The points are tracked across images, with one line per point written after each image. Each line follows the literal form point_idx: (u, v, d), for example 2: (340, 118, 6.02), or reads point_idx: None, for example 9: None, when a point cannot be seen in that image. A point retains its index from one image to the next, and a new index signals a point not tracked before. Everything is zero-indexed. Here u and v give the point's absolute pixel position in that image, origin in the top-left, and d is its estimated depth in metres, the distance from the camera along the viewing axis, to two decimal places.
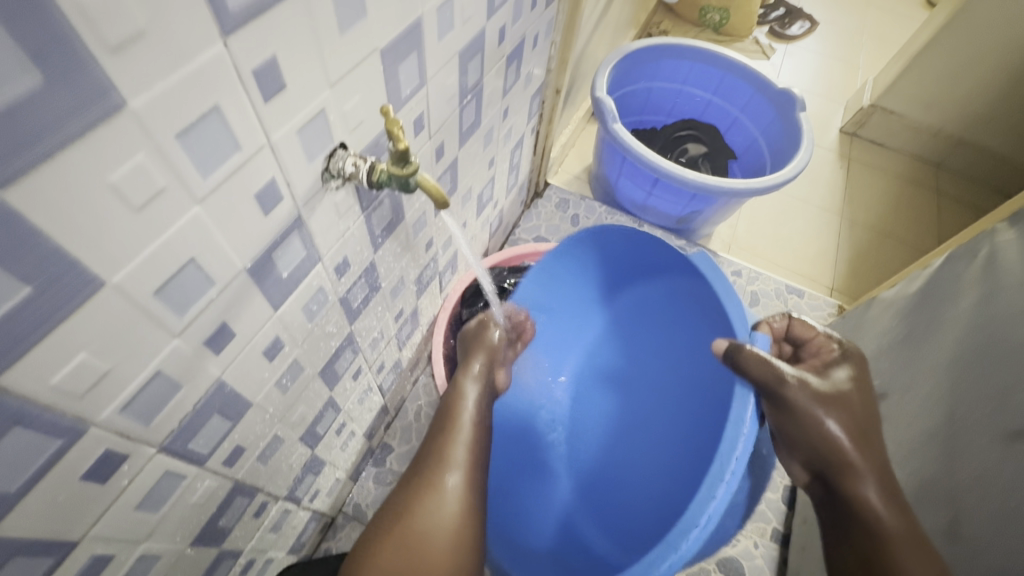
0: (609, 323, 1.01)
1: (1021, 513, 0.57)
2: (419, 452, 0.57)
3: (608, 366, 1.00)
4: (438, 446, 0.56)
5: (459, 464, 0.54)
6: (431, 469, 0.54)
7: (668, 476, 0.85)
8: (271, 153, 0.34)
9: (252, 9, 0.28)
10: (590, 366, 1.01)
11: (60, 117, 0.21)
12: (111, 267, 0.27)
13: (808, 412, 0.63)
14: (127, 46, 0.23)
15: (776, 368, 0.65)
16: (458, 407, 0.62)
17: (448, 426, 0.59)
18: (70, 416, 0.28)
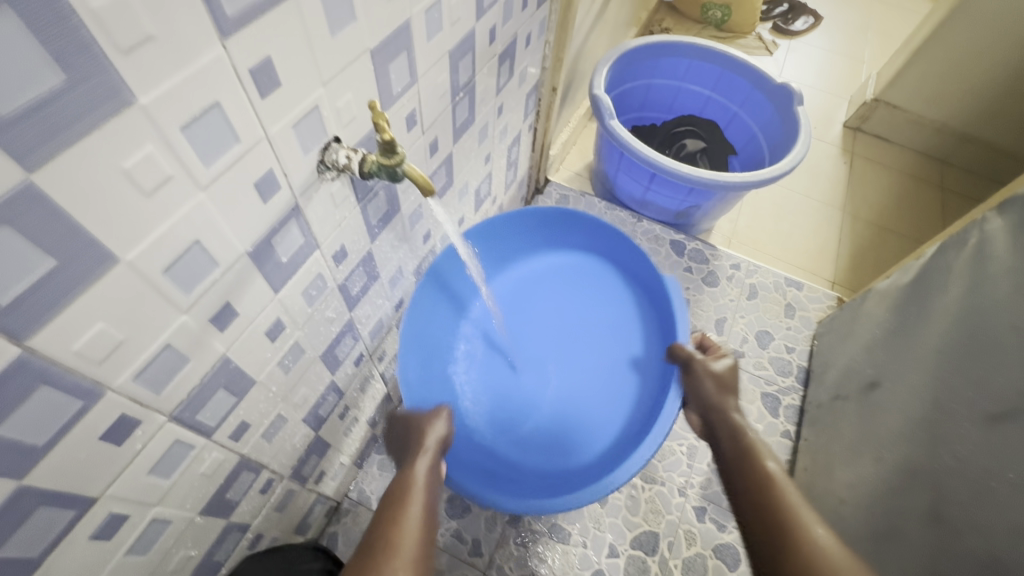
0: (562, 256, 0.95)
1: (992, 496, 0.61)
2: (358, 556, 0.53)
3: (552, 295, 0.92)
4: (382, 544, 0.53)
5: (407, 564, 0.51)
6: (378, 561, 0.51)
7: (607, 420, 0.82)
8: (268, 145, 0.37)
9: (247, 15, 0.31)
10: (528, 292, 0.92)
11: (79, 112, 0.25)
12: (125, 246, 0.30)
13: (693, 373, 0.78)
14: (137, 48, 0.26)
15: (687, 351, 0.80)
16: (408, 496, 0.60)
17: (394, 520, 0.56)
18: (89, 380, 0.32)
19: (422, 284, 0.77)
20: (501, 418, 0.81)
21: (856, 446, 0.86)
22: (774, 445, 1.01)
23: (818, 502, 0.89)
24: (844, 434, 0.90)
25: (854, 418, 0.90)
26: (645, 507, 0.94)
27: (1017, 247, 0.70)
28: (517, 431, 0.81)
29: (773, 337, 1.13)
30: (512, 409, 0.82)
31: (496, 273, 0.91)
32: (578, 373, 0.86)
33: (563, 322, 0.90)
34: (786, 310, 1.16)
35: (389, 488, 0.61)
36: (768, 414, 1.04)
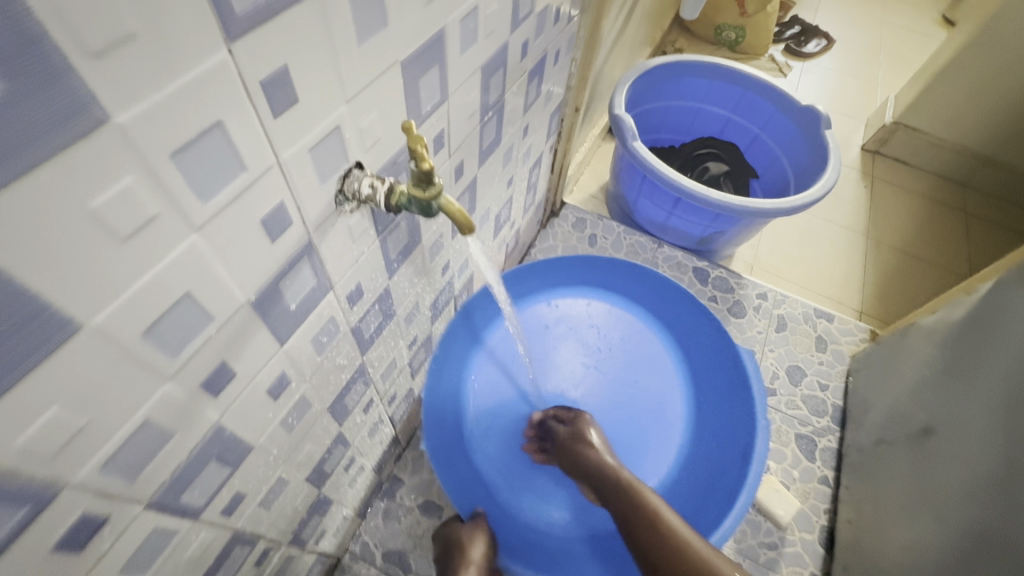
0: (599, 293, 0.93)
1: None
2: None
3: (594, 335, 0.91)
4: None
5: None
6: None
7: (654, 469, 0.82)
8: (280, 174, 0.31)
9: (260, 13, 0.24)
10: (566, 330, 0.91)
11: (26, 136, 0.18)
12: (92, 306, 0.23)
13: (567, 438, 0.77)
14: (112, 50, 0.19)
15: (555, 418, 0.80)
16: None
17: None
18: (38, 480, 0.24)
19: (455, 321, 0.79)
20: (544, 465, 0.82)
21: (911, 501, 0.79)
22: (813, 493, 0.93)
23: (865, 560, 0.81)
24: (893, 486, 0.84)
25: (905, 468, 0.83)
26: None
27: None
28: (563, 478, 0.82)
29: (805, 373, 1.06)
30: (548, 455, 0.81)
31: (530, 312, 0.90)
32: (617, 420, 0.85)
33: (607, 366, 0.89)
34: (818, 344, 1.09)
35: None
36: (804, 458, 0.96)
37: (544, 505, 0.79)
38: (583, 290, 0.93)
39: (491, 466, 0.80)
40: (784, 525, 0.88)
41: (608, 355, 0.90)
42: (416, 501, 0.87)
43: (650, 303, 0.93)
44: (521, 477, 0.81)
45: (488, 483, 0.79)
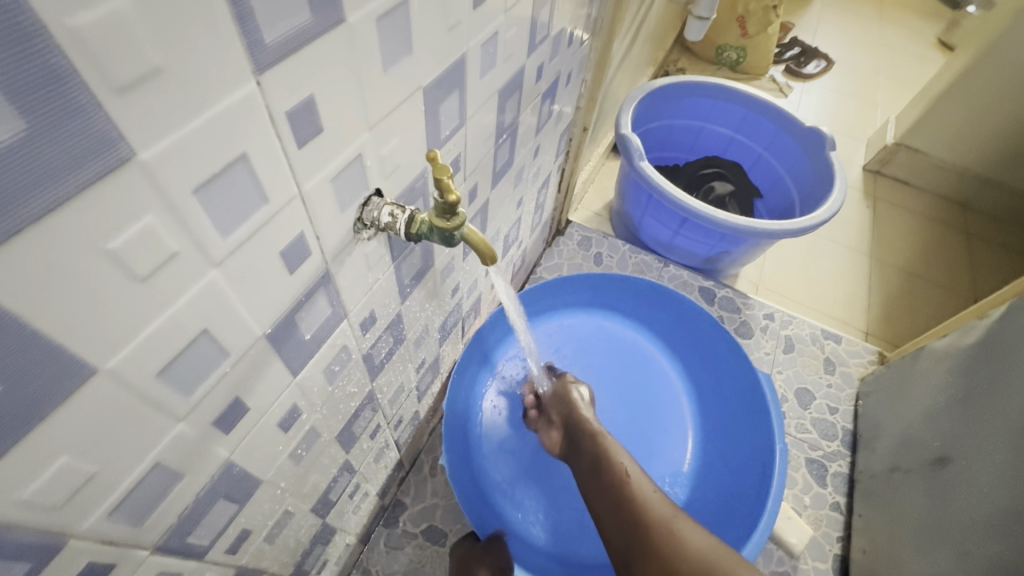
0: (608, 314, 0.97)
1: None
2: None
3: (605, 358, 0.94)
4: None
5: None
6: None
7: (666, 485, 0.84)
8: (301, 205, 0.30)
9: (290, 43, 0.23)
10: (576, 349, 0.94)
11: (45, 178, 0.17)
12: (106, 350, 0.22)
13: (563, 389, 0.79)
14: (139, 86, 0.18)
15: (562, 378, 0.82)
16: None
17: None
18: (41, 533, 0.23)
19: (471, 345, 0.81)
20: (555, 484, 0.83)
21: (928, 532, 0.78)
22: (825, 520, 0.91)
23: None
24: (909, 515, 0.82)
25: (921, 498, 0.82)
26: None
27: None
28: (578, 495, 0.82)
29: (814, 396, 1.04)
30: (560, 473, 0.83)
31: (544, 333, 0.94)
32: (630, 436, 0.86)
33: (617, 384, 0.91)
34: (826, 366, 1.08)
35: None
36: (815, 484, 0.95)
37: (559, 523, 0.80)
38: (592, 309, 0.96)
39: (505, 483, 0.82)
40: (797, 554, 0.86)
41: (617, 373, 0.92)
42: (420, 527, 0.85)
43: (656, 323, 0.96)
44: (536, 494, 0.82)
45: (503, 501, 0.80)
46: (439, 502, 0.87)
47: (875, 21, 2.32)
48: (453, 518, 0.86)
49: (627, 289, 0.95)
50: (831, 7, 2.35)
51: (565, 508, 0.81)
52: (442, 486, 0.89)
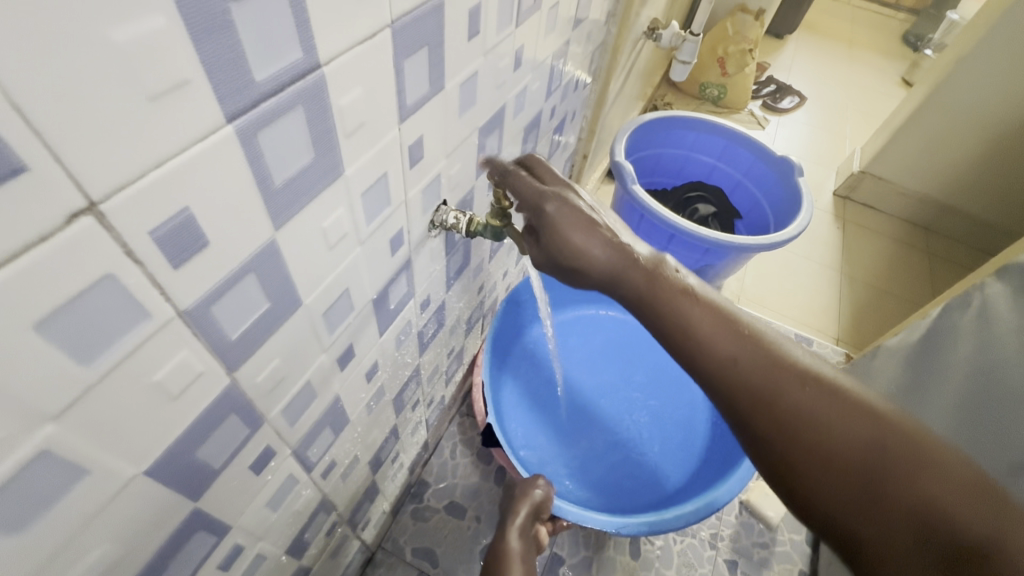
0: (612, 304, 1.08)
1: None
2: None
3: (614, 343, 1.05)
4: None
5: None
6: None
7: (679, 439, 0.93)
8: (404, 208, 0.43)
9: (417, 104, 0.38)
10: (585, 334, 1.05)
11: (312, 184, 0.30)
12: (307, 291, 0.35)
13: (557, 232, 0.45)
14: (355, 133, 0.32)
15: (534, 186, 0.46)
16: (507, 557, 0.66)
17: (501, 565, 0.65)
18: (257, 411, 0.35)
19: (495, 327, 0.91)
20: (574, 445, 0.92)
21: None
22: None
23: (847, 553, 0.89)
24: None
25: None
26: (678, 560, 0.95)
27: (1019, 310, 0.79)
28: (600, 452, 0.92)
29: None
30: (583, 434, 0.93)
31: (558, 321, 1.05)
32: (641, 402, 0.97)
33: (626, 359, 1.03)
34: None
35: (488, 562, 0.67)
36: None
37: (587, 476, 0.89)
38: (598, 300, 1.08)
39: (533, 444, 0.92)
40: (775, 526, 0.99)
41: (626, 351, 1.04)
42: (442, 503, 0.96)
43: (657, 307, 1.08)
44: (562, 452, 0.91)
45: (534, 458, 0.90)
46: (459, 482, 0.99)
47: (844, 61, 2.55)
48: (471, 495, 0.97)
49: None
50: (804, 48, 2.58)
51: (590, 465, 0.91)
52: (461, 468, 1.00)
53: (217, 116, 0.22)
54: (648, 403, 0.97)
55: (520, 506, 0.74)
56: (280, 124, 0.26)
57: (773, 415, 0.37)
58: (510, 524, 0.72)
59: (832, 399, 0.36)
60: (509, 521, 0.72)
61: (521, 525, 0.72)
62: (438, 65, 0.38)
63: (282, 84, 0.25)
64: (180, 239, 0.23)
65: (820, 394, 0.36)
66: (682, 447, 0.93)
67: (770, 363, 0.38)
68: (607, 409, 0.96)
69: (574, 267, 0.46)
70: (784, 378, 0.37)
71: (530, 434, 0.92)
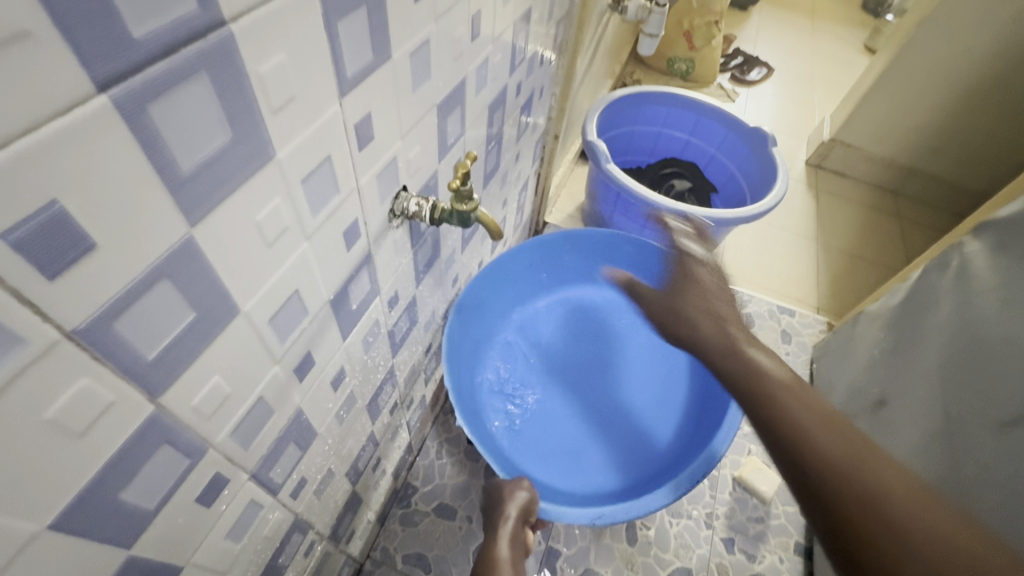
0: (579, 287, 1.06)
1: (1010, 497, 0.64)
2: None
3: (590, 320, 1.02)
4: None
5: None
6: None
7: (656, 419, 0.91)
8: (357, 196, 0.39)
9: (360, 76, 0.33)
10: (551, 319, 1.02)
11: (235, 168, 0.26)
12: (245, 296, 0.30)
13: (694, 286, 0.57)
14: (283, 107, 0.27)
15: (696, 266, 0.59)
16: (499, 564, 0.60)
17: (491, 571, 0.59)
18: (200, 436, 0.31)
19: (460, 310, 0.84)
20: (555, 426, 0.89)
21: None
22: None
23: None
24: None
25: None
26: (675, 542, 0.93)
27: (998, 267, 0.79)
28: (577, 440, 0.88)
29: None
30: (556, 423, 0.89)
31: (534, 301, 1.03)
32: (616, 383, 0.94)
33: (598, 339, 0.99)
34: (783, 337, 1.22)
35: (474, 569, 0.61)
36: None
37: (565, 467, 0.85)
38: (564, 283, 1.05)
39: (506, 434, 0.87)
40: (769, 500, 0.98)
41: (599, 333, 1.00)
42: (431, 505, 0.92)
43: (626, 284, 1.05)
44: (537, 443, 0.87)
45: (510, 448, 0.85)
46: (447, 482, 0.95)
47: (807, 30, 2.55)
48: (461, 495, 0.94)
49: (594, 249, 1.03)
50: (768, 19, 2.57)
51: (566, 454, 0.87)
52: (449, 468, 0.97)
53: (85, 86, 0.17)
54: (628, 378, 0.95)
55: (509, 506, 0.70)
56: (178, 96, 0.21)
57: (822, 457, 0.39)
58: (500, 527, 0.67)
59: (874, 455, 0.38)
60: (499, 527, 0.66)
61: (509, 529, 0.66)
62: (382, 28, 0.33)
63: (173, 45, 0.20)
64: (53, 244, 0.19)
65: (927, 501, 0.35)
66: (661, 427, 0.90)
67: (825, 417, 0.41)
68: (587, 386, 0.94)
69: (678, 317, 0.56)
70: (835, 432, 0.40)
71: (504, 424, 0.88)
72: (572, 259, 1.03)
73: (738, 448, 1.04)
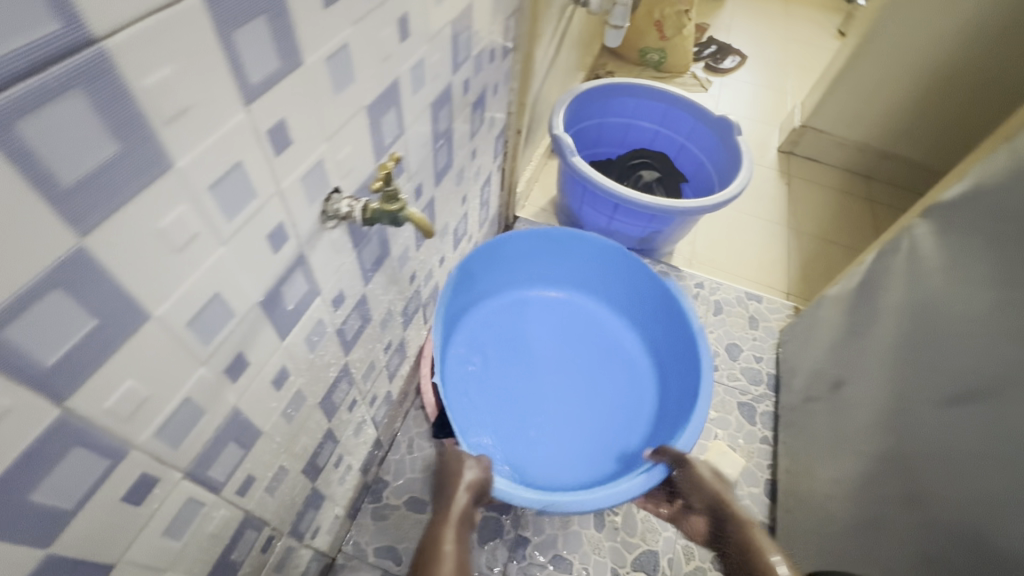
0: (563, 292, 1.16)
1: (947, 466, 0.67)
2: None
3: (572, 326, 1.11)
4: None
5: None
6: None
7: (616, 426, 0.97)
8: (279, 199, 0.40)
9: (268, 83, 0.34)
10: (534, 316, 1.11)
11: (127, 178, 0.26)
12: (156, 301, 0.31)
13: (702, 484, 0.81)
14: (178, 117, 0.28)
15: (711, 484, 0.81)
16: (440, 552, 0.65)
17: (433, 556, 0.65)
18: (118, 438, 0.32)
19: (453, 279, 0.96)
20: (514, 407, 0.97)
21: (834, 444, 0.90)
22: (756, 452, 1.05)
23: (805, 504, 0.91)
24: (815, 434, 0.95)
25: (826, 419, 0.95)
26: (642, 527, 0.95)
27: (941, 247, 0.80)
28: (539, 431, 0.95)
29: (741, 349, 1.19)
30: (521, 410, 0.97)
31: (527, 292, 1.15)
32: (584, 384, 1.02)
33: (572, 342, 1.08)
34: (750, 322, 1.24)
35: (421, 550, 0.67)
36: (746, 423, 1.09)
37: (520, 449, 0.92)
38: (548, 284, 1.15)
39: (474, 408, 0.95)
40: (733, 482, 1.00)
41: (576, 338, 1.09)
42: (402, 499, 0.94)
43: (607, 297, 1.14)
44: (501, 423, 0.95)
45: (475, 421, 0.94)
46: (418, 476, 0.97)
47: (782, 17, 2.56)
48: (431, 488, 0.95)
49: (579, 256, 1.12)
50: (742, 7, 2.58)
51: (525, 442, 0.93)
52: (420, 462, 0.98)
53: None
54: (591, 384, 1.02)
55: (460, 484, 0.74)
56: (52, 113, 0.22)
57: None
58: (448, 509, 0.72)
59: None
60: (448, 510, 0.72)
61: (457, 512, 0.72)
62: (287, 35, 0.34)
63: (37, 64, 0.21)
64: None
65: None
66: (618, 432, 0.97)
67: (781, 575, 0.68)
68: (551, 378, 1.01)
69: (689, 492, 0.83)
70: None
71: (474, 401, 0.96)
72: (559, 263, 1.13)
73: (705, 433, 1.07)
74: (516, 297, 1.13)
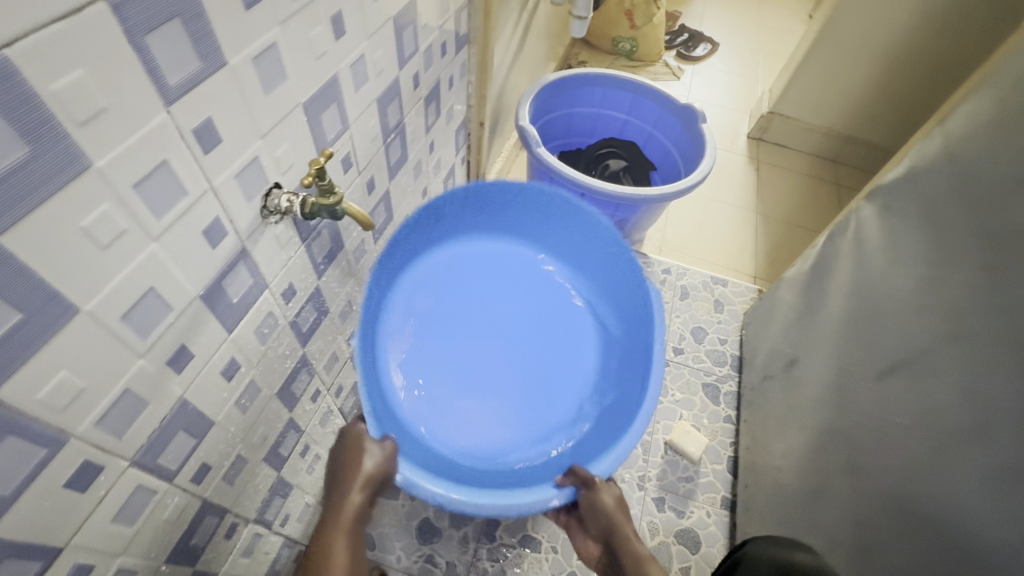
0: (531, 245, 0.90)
1: (883, 436, 0.71)
2: None
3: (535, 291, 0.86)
4: None
5: None
6: None
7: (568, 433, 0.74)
8: (213, 196, 0.41)
9: (189, 83, 0.35)
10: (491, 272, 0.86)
11: (43, 179, 0.28)
12: (84, 296, 0.33)
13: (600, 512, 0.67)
14: (92, 119, 0.30)
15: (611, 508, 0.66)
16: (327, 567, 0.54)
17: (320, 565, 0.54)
18: (54, 427, 0.34)
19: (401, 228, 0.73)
20: (449, 385, 0.75)
21: (786, 417, 0.94)
22: (719, 431, 1.09)
23: (762, 478, 0.94)
24: (770, 410, 1.00)
25: (780, 396, 0.99)
26: None
27: (883, 228, 0.83)
28: (477, 429, 0.73)
29: (706, 332, 1.23)
30: (455, 397, 0.75)
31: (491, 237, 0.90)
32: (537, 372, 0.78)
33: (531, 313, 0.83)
34: (715, 306, 1.27)
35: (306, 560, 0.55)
36: (710, 403, 1.12)
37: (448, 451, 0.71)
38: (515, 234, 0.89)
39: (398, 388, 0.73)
40: (696, 460, 1.04)
41: (538, 306, 0.84)
42: None
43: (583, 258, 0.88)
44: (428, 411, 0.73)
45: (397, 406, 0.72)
46: None
47: (754, 4, 2.58)
48: None
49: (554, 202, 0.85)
50: None
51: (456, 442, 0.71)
52: None
53: None
54: (545, 371, 0.78)
55: (352, 481, 0.58)
56: None
57: None
58: (340, 511, 0.57)
59: None
60: (339, 515, 0.57)
61: (349, 517, 0.57)
62: (205, 37, 0.35)
63: None
64: None
65: None
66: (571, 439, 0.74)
67: None
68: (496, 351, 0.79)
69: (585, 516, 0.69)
70: None
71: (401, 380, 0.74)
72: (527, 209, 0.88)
73: (670, 414, 1.10)
74: (477, 245, 0.87)
